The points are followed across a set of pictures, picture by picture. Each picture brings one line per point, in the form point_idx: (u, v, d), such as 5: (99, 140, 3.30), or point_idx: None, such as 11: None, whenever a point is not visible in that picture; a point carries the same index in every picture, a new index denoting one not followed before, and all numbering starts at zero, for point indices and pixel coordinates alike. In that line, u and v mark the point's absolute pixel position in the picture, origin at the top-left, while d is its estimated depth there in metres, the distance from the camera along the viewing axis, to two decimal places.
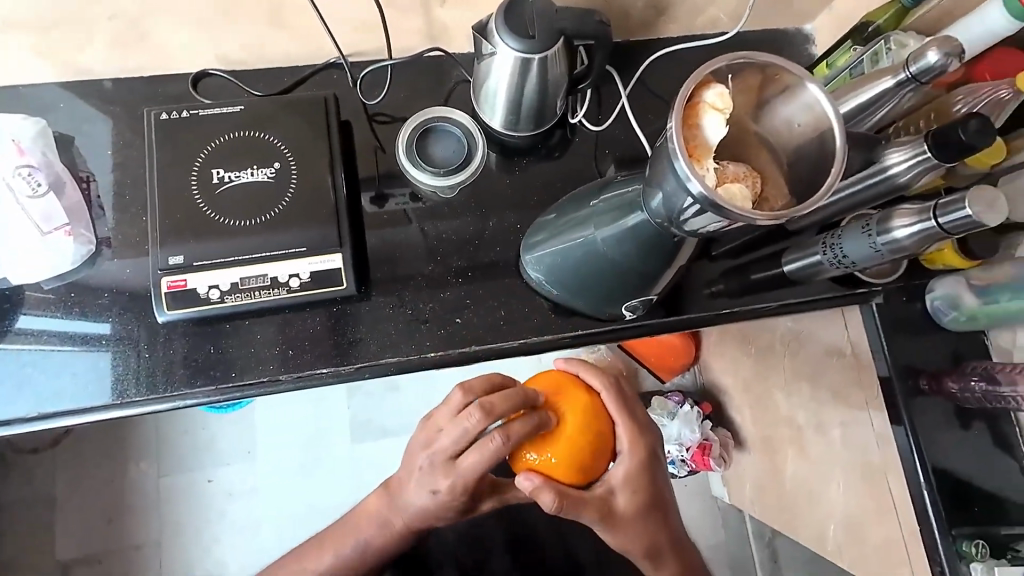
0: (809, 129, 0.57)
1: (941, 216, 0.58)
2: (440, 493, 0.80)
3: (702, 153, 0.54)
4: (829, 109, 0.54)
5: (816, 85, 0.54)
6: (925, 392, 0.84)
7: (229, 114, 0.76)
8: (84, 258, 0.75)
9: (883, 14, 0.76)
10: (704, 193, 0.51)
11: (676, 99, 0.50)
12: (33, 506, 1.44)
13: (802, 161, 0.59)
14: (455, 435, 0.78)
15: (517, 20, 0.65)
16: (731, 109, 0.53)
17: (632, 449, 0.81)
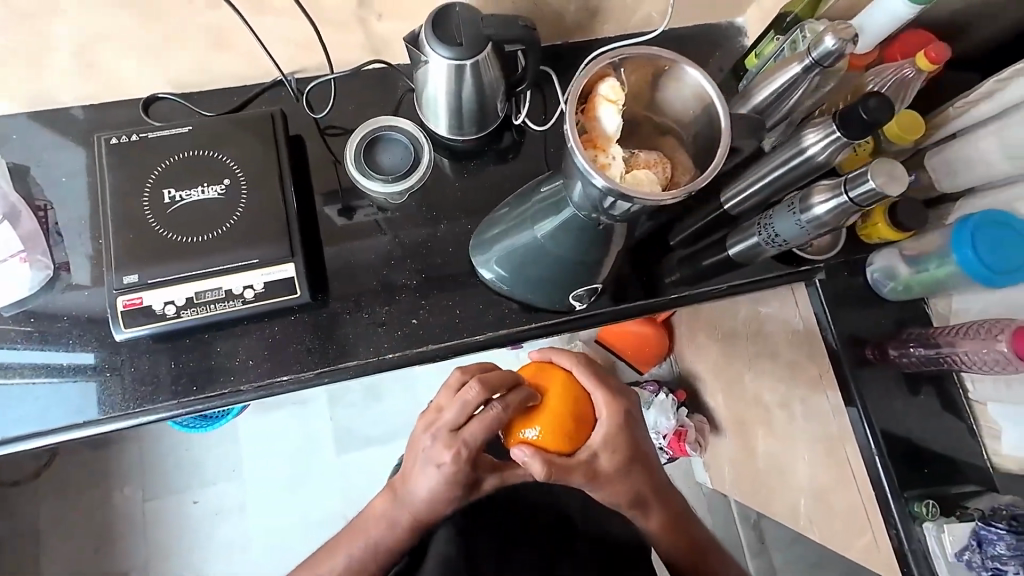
0: (703, 116, 0.62)
1: (851, 189, 0.62)
2: (443, 466, 0.76)
3: (605, 141, 0.60)
4: (710, 88, 0.59)
5: (692, 67, 0.59)
6: (871, 361, 0.87)
7: (178, 135, 0.78)
8: (43, 283, 0.77)
9: (801, 3, 0.79)
10: (608, 184, 0.56)
11: (569, 94, 0.55)
12: (18, 540, 1.43)
13: (702, 142, 0.63)
14: (458, 406, 0.79)
15: (445, 28, 0.68)
16: (622, 101, 0.60)
17: (611, 415, 0.80)
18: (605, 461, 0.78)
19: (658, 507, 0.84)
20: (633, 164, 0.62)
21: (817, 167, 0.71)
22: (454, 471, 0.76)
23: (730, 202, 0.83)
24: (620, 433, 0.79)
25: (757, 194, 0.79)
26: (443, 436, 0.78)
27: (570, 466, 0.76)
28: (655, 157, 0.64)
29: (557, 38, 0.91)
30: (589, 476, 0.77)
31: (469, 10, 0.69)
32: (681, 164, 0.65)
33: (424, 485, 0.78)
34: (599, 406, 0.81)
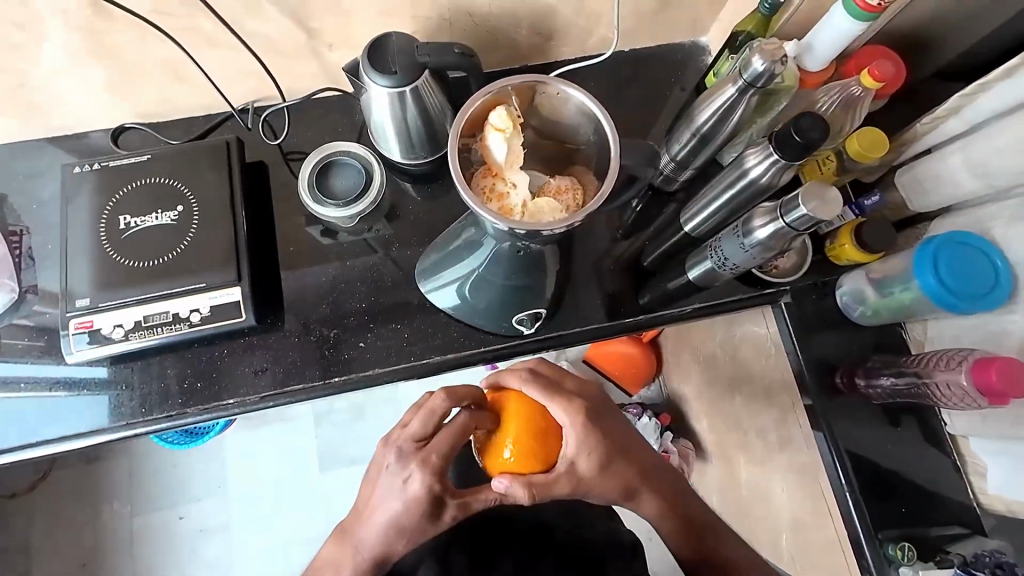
0: (596, 139, 0.67)
1: (786, 214, 0.62)
2: (409, 485, 0.61)
3: (500, 169, 0.64)
4: (598, 112, 0.63)
5: (575, 90, 0.63)
6: (842, 391, 0.82)
7: (136, 164, 0.82)
8: (9, 306, 0.81)
9: (751, 23, 0.78)
10: (509, 228, 0.60)
11: (449, 143, 0.60)
12: (9, 554, 1.43)
13: (600, 163, 0.68)
14: (426, 413, 0.64)
15: (380, 57, 0.69)
16: (509, 128, 0.62)
17: (578, 420, 0.63)
18: (587, 466, 0.63)
19: (650, 483, 0.71)
20: (545, 190, 0.68)
21: (764, 188, 0.70)
22: (424, 490, 0.60)
23: (691, 223, 0.80)
24: (596, 435, 0.63)
25: (714, 217, 0.76)
26: (409, 451, 0.63)
27: (552, 483, 0.61)
28: (567, 184, 0.68)
29: (515, 62, 0.92)
30: (575, 487, 0.63)
31: (405, 39, 0.70)
32: (592, 188, 0.68)
33: (387, 511, 0.62)
34: (562, 414, 0.63)
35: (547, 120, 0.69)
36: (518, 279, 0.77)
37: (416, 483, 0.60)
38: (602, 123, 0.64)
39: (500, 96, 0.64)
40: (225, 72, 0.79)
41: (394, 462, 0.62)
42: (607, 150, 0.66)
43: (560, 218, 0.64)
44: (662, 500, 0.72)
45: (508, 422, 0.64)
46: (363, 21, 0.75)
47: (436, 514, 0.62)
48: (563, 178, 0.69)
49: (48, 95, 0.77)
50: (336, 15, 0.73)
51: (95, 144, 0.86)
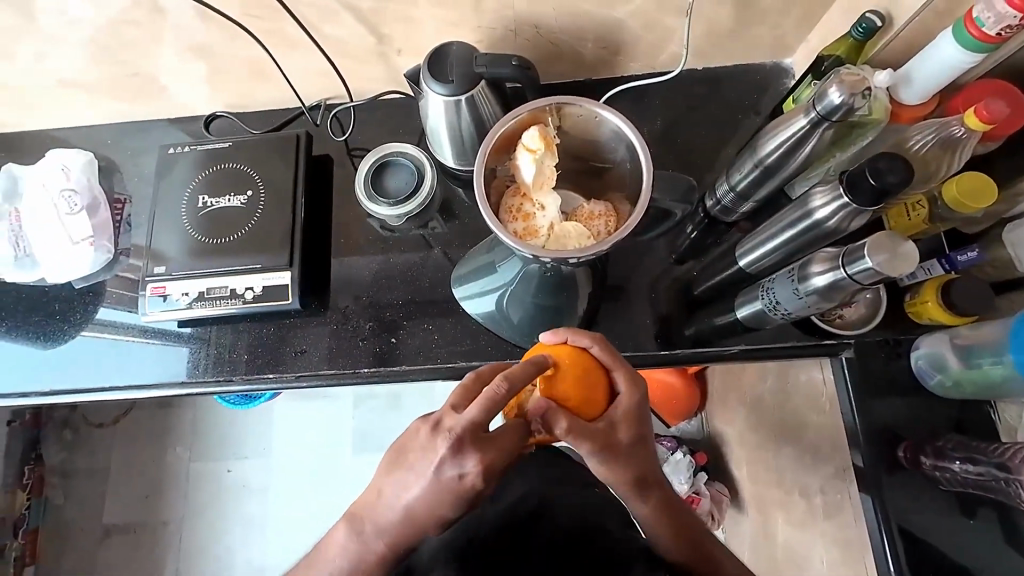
0: (631, 166, 0.65)
1: (848, 264, 0.57)
2: (462, 482, 0.49)
3: (530, 189, 0.64)
4: (635, 137, 0.61)
5: (609, 111, 0.61)
6: (903, 465, 0.72)
7: (218, 149, 0.90)
8: (106, 264, 0.92)
9: (842, 47, 0.72)
10: (534, 256, 0.59)
11: (479, 161, 0.60)
12: (89, 476, 1.62)
13: (635, 188, 0.65)
14: (486, 403, 0.50)
15: (439, 67, 0.71)
16: (540, 149, 0.61)
17: (635, 388, 0.57)
18: (626, 433, 0.55)
19: (659, 483, 0.60)
20: (578, 214, 0.66)
21: (827, 231, 0.63)
22: (477, 488, 0.50)
23: (747, 260, 0.74)
24: (645, 408, 0.57)
25: (773, 255, 0.70)
26: (469, 443, 0.49)
27: (587, 432, 0.53)
28: (600, 210, 0.66)
29: (579, 74, 0.90)
30: (603, 452, 0.54)
31: (465, 49, 0.72)
32: (625, 216, 0.66)
33: (413, 507, 0.51)
34: (616, 370, 0.58)
35: (584, 138, 0.67)
36: (547, 300, 0.80)
37: (472, 482, 0.49)
38: (636, 150, 0.62)
39: (538, 115, 0.63)
40: (303, 71, 0.85)
41: (444, 456, 0.49)
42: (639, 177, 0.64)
43: (585, 245, 0.63)
44: (664, 505, 0.61)
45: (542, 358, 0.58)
46: (432, 31, 0.78)
47: (473, 504, 0.53)
48: (598, 203, 0.67)
49: (158, 84, 0.87)
50: (406, 23, 0.76)
51: (193, 129, 0.97)
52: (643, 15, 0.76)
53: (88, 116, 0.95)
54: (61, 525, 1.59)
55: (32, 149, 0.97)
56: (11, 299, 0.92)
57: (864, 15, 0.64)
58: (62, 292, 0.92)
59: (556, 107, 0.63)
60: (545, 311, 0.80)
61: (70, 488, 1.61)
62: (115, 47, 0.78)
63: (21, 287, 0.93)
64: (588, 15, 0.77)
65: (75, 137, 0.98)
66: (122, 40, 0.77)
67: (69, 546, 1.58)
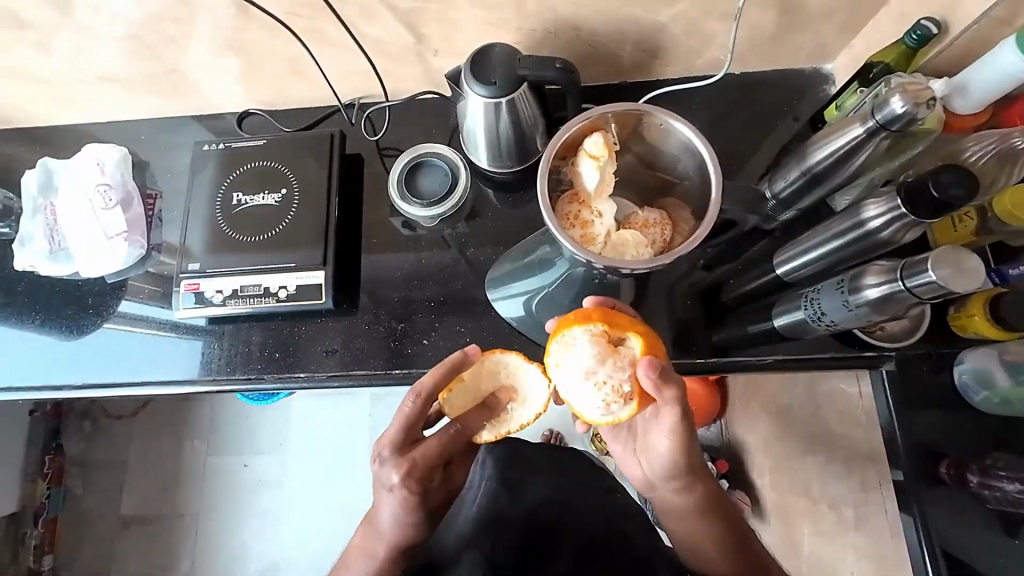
0: (696, 176, 0.63)
1: (908, 279, 0.55)
2: (399, 487, 0.58)
3: (588, 196, 0.63)
4: (704, 150, 0.59)
5: (681, 123, 0.60)
6: (946, 482, 0.70)
7: (254, 148, 0.90)
8: (138, 260, 0.93)
9: (891, 54, 0.70)
10: (590, 261, 0.57)
11: (545, 162, 0.59)
12: (108, 467, 1.63)
13: (698, 201, 0.64)
14: (403, 418, 0.59)
15: (481, 68, 0.70)
16: (604, 156, 0.60)
17: None
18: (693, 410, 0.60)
19: (704, 475, 0.63)
20: (633, 223, 0.65)
21: (880, 242, 0.61)
22: (409, 492, 0.58)
23: (786, 269, 0.73)
24: None
25: (816, 265, 0.69)
26: (391, 456, 0.58)
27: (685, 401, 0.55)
28: (655, 218, 0.65)
29: (615, 78, 0.89)
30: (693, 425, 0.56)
31: (508, 51, 0.71)
32: (684, 226, 0.66)
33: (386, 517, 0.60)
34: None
35: (644, 144, 0.66)
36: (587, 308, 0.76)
37: (400, 489, 0.57)
38: (706, 164, 0.61)
39: (600, 121, 0.62)
40: (339, 70, 0.85)
41: (376, 470, 0.59)
42: (707, 198, 0.62)
43: (643, 254, 0.62)
44: (707, 501, 0.63)
45: (621, 318, 0.57)
46: (471, 32, 0.77)
47: (430, 506, 0.61)
48: (652, 211, 0.66)
49: (192, 81, 0.87)
50: (445, 24, 0.75)
51: (225, 126, 0.97)
52: (686, 18, 0.75)
53: (122, 111, 0.95)
54: (80, 515, 1.61)
55: (67, 144, 0.98)
56: (47, 292, 0.93)
57: (919, 23, 0.63)
58: (95, 286, 0.93)
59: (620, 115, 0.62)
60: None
61: (90, 478, 1.62)
62: (153, 43, 0.78)
63: (56, 281, 0.94)
64: (630, 18, 0.76)
65: (109, 133, 0.98)
66: (161, 36, 0.77)
67: (88, 535, 1.59)
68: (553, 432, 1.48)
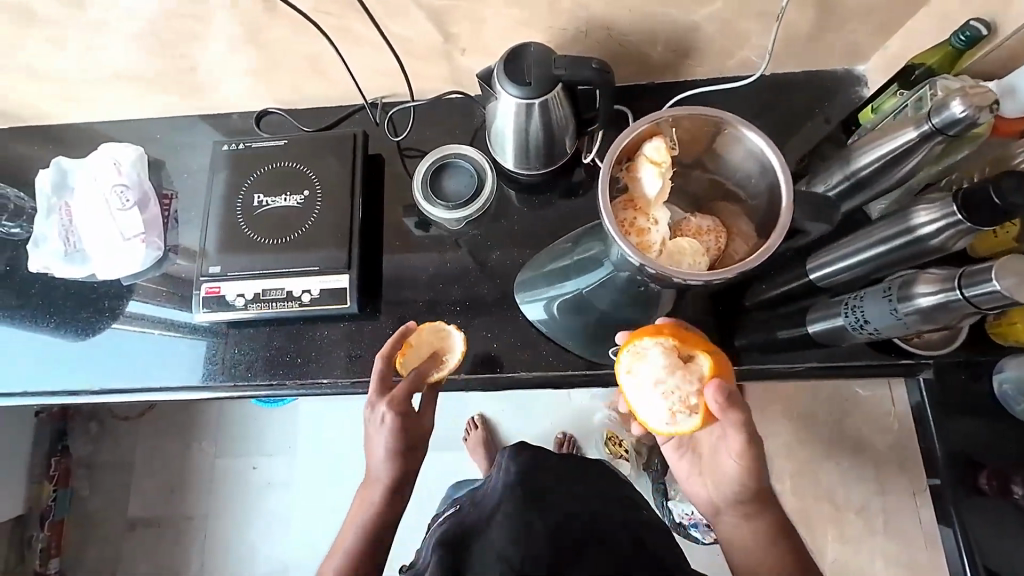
0: (764, 188, 0.58)
1: (967, 288, 0.54)
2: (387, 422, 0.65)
3: (644, 204, 0.58)
4: (776, 160, 0.54)
5: (756, 133, 0.55)
6: (986, 492, 0.69)
7: (274, 148, 0.88)
8: (154, 261, 0.91)
9: (935, 56, 0.69)
10: (645, 263, 0.52)
11: (609, 155, 0.54)
12: (114, 469, 1.61)
13: (762, 215, 0.59)
14: (379, 367, 0.68)
15: (516, 67, 0.69)
16: (667, 162, 0.56)
17: None
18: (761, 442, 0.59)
19: (771, 501, 0.60)
20: (684, 231, 0.61)
21: (929, 249, 0.60)
22: (402, 414, 0.64)
23: (819, 274, 0.72)
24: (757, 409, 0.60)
25: (856, 271, 0.68)
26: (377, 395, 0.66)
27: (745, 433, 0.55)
28: (708, 226, 0.61)
29: (643, 78, 0.87)
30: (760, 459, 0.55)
31: (543, 51, 0.69)
32: (742, 237, 0.61)
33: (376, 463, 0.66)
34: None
35: (707, 151, 0.61)
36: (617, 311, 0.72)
37: (392, 415, 0.64)
38: (776, 178, 0.56)
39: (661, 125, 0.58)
40: (363, 69, 0.83)
41: (369, 414, 0.65)
42: (772, 222, 0.57)
43: (699, 264, 0.58)
44: (775, 531, 0.59)
45: (693, 336, 0.58)
46: (501, 31, 0.75)
47: (418, 446, 0.67)
48: (705, 218, 0.62)
49: (212, 79, 0.85)
50: (474, 22, 0.74)
51: (242, 125, 0.95)
52: (721, 18, 0.74)
53: (137, 109, 0.93)
54: (87, 516, 1.59)
55: (81, 142, 0.96)
56: (61, 294, 0.91)
57: (968, 23, 0.61)
58: (110, 288, 0.91)
59: (684, 120, 0.57)
60: (612, 323, 0.74)
61: (95, 480, 1.60)
62: (175, 40, 0.76)
63: (70, 283, 0.91)
64: (663, 18, 0.74)
65: (124, 131, 0.96)
66: (183, 32, 0.75)
67: (94, 538, 1.57)
68: (566, 436, 1.47)
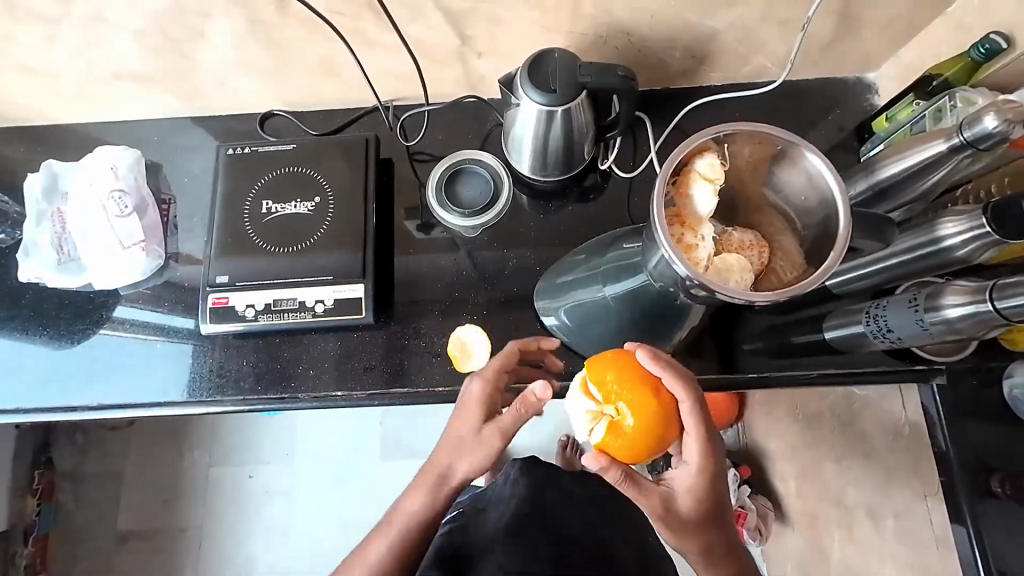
0: (816, 208, 0.58)
1: (999, 301, 0.55)
2: (474, 401, 0.69)
3: (694, 221, 0.57)
4: (832, 181, 0.55)
5: (816, 155, 0.55)
6: (999, 495, 0.71)
7: (282, 152, 0.85)
8: (154, 270, 0.87)
9: (953, 67, 0.70)
10: (691, 274, 0.53)
11: (665, 169, 0.53)
12: (103, 480, 1.55)
13: (812, 237, 0.59)
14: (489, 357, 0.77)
15: (540, 74, 0.67)
16: (722, 180, 0.56)
17: (699, 456, 0.63)
18: (693, 493, 0.64)
19: (722, 545, 0.65)
20: (727, 244, 0.60)
21: (953, 260, 0.61)
22: (483, 391, 0.70)
23: (837, 282, 0.73)
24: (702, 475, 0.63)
25: (877, 279, 0.68)
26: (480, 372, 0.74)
27: (647, 489, 0.63)
28: (751, 239, 0.61)
29: (658, 84, 0.87)
30: (663, 513, 0.63)
31: (568, 57, 0.68)
32: (784, 252, 0.61)
33: (448, 430, 0.70)
34: (693, 435, 0.63)
35: (756, 167, 0.60)
36: (639, 321, 0.71)
37: (476, 387, 0.71)
38: (829, 201, 0.56)
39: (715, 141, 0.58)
40: (376, 71, 0.81)
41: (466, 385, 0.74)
42: (822, 250, 0.57)
43: (744, 282, 0.58)
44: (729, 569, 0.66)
45: (628, 396, 0.60)
46: (521, 35, 0.74)
47: (484, 425, 0.68)
48: (747, 232, 0.62)
49: (217, 79, 0.82)
50: (495, 26, 0.72)
51: (246, 127, 0.92)
52: (742, 25, 0.73)
53: (133, 110, 0.89)
54: (75, 529, 1.53)
55: (73, 144, 0.91)
56: (54, 304, 0.87)
57: (988, 36, 0.62)
58: (107, 297, 0.87)
59: (739, 137, 0.57)
60: (634, 334, 0.72)
61: (83, 492, 1.54)
62: (179, 38, 0.73)
63: (62, 293, 0.87)
64: (684, 24, 0.74)
65: (119, 133, 0.92)
66: (189, 30, 0.72)
67: (83, 552, 1.52)
68: (570, 440, 1.45)
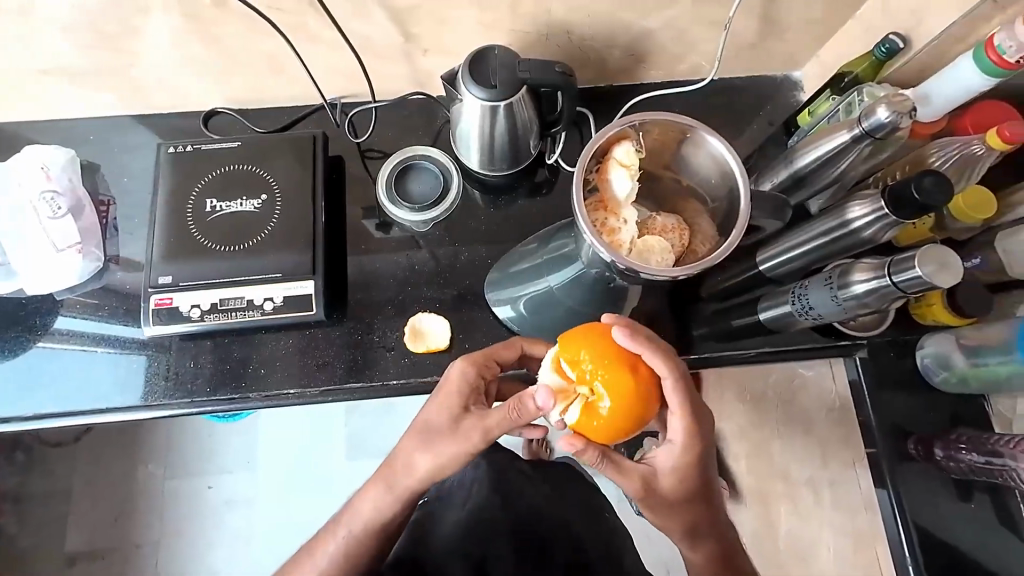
0: (722, 188, 0.62)
1: (897, 276, 0.61)
2: (454, 386, 0.64)
3: (615, 206, 0.61)
4: (733, 164, 0.59)
5: (717, 140, 0.59)
6: (914, 457, 0.78)
7: (226, 150, 0.84)
8: (93, 273, 0.84)
9: (863, 64, 0.76)
10: (614, 257, 0.56)
11: (584, 157, 0.56)
12: (47, 500, 1.47)
13: (722, 216, 0.63)
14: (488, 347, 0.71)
15: (480, 71, 0.69)
16: (636, 165, 0.59)
17: (685, 435, 0.58)
18: (678, 474, 0.59)
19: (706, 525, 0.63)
20: (650, 228, 0.64)
21: (861, 241, 0.67)
22: (466, 378, 0.64)
23: (762, 265, 0.78)
24: (688, 454, 0.59)
25: (798, 261, 0.73)
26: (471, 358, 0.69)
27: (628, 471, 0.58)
28: (671, 223, 0.65)
29: (601, 81, 0.90)
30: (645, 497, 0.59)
31: (508, 54, 0.70)
32: (700, 232, 0.65)
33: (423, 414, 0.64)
34: (679, 416, 0.58)
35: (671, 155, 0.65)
36: (584, 308, 0.73)
37: (458, 370, 0.65)
38: (734, 181, 0.60)
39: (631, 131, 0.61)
40: (321, 68, 0.81)
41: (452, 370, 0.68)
42: (731, 221, 0.61)
43: (665, 261, 0.61)
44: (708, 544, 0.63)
45: (604, 376, 0.54)
46: (463, 32, 0.76)
47: (457, 414, 0.62)
48: (669, 216, 0.65)
49: (155, 77, 0.80)
50: (436, 24, 0.73)
51: (188, 125, 0.90)
52: (674, 25, 0.77)
53: (64, 108, 0.86)
54: (19, 553, 1.45)
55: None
56: None
57: (888, 36, 0.69)
58: (42, 303, 0.84)
59: (650, 126, 0.61)
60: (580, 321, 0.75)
61: (26, 513, 1.46)
62: (112, 35, 0.71)
63: None
64: (619, 23, 0.77)
65: (50, 132, 0.88)
66: (122, 26, 0.70)
67: None
68: None
